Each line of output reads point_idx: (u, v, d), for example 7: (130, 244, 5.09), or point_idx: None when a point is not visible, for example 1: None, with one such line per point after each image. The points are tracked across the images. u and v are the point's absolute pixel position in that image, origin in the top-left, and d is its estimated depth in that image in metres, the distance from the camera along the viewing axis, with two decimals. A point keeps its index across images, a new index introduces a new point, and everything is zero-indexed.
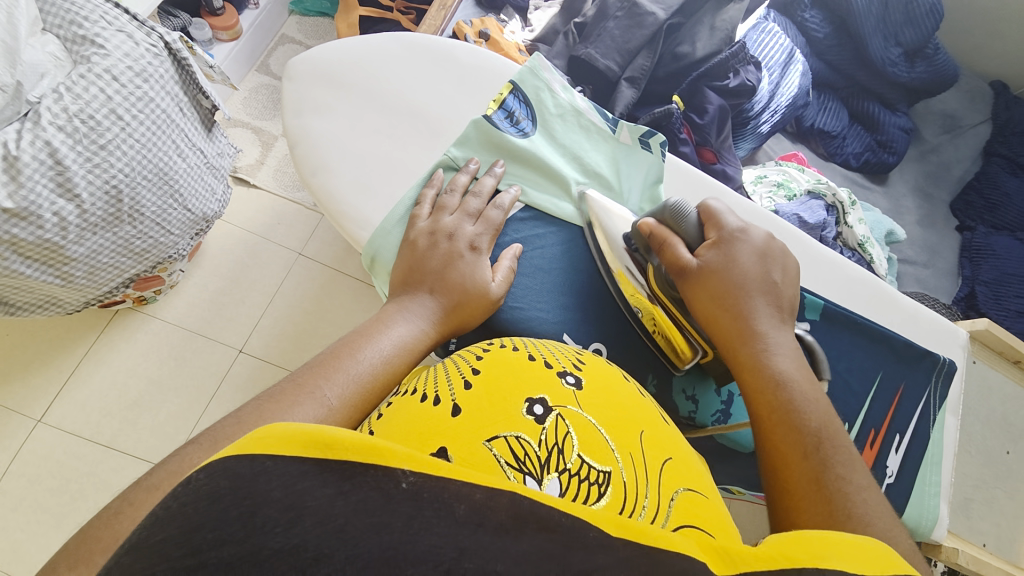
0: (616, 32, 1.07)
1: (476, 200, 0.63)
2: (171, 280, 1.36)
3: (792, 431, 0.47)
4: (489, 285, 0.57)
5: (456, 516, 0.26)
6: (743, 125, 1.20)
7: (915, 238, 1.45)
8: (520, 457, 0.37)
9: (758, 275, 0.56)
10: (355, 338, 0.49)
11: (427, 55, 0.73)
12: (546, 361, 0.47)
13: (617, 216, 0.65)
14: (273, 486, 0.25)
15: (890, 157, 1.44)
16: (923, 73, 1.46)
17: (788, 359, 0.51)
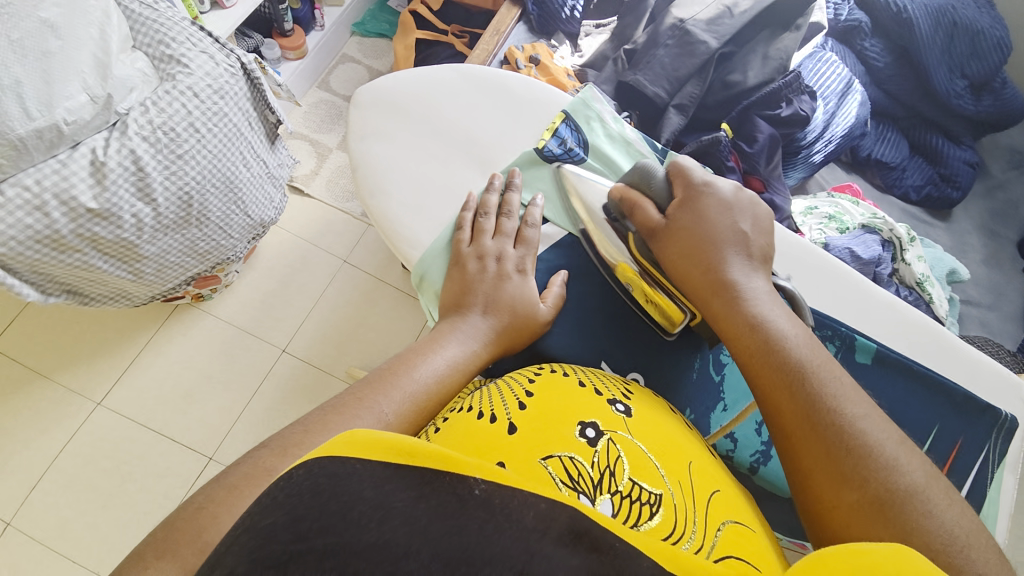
0: (666, 59, 1.07)
1: (510, 221, 0.64)
2: (226, 280, 1.44)
3: (777, 368, 0.48)
4: (538, 310, 0.59)
5: (525, 523, 0.29)
6: (794, 154, 1.18)
7: (980, 279, 1.37)
8: (574, 477, 0.39)
9: (725, 224, 0.58)
10: (411, 355, 0.51)
11: (483, 85, 0.76)
12: (596, 388, 0.50)
13: (597, 188, 0.69)
14: (364, 487, 0.28)
15: (953, 191, 1.37)
16: (992, 105, 1.39)
17: (763, 301, 0.53)
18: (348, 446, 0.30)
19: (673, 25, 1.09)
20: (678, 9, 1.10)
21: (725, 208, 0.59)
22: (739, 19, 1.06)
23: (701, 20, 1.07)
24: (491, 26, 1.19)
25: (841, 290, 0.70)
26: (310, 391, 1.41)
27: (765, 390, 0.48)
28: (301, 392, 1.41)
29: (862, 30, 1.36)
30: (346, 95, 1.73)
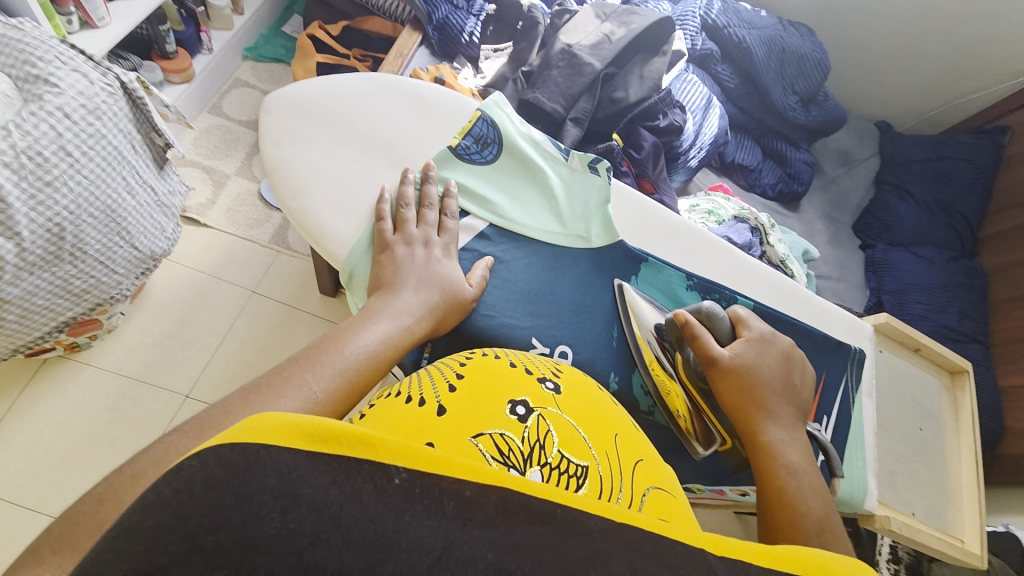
0: (559, 79, 1.19)
1: (432, 212, 0.66)
2: (110, 323, 1.29)
3: (796, 516, 0.54)
4: (465, 292, 0.62)
5: (445, 510, 0.27)
6: (675, 160, 1.36)
7: (827, 257, 1.67)
8: (505, 452, 0.41)
9: (781, 375, 0.64)
10: (340, 332, 0.52)
11: (398, 93, 0.77)
12: (527, 368, 0.52)
13: (645, 308, 0.71)
14: (268, 475, 0.25)
15: (798, 186, 1.68)
16: (818, 116, 1.71)
17: (796, 450, 0.59)
18: (254, 430, 0.27)
19: (562, 50, 1.21)
20: (565, 36, 1.23)
21: (783, 358, 0.65)
22: (616, 45, 1.21)
23: (586, 46, 1.21)
24: (395, 49, 1.26)
25: (729, 263, 0.79)
26: None
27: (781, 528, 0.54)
28: None
29: (714, 58, 1.61)
30: (242, 119, 1.65)
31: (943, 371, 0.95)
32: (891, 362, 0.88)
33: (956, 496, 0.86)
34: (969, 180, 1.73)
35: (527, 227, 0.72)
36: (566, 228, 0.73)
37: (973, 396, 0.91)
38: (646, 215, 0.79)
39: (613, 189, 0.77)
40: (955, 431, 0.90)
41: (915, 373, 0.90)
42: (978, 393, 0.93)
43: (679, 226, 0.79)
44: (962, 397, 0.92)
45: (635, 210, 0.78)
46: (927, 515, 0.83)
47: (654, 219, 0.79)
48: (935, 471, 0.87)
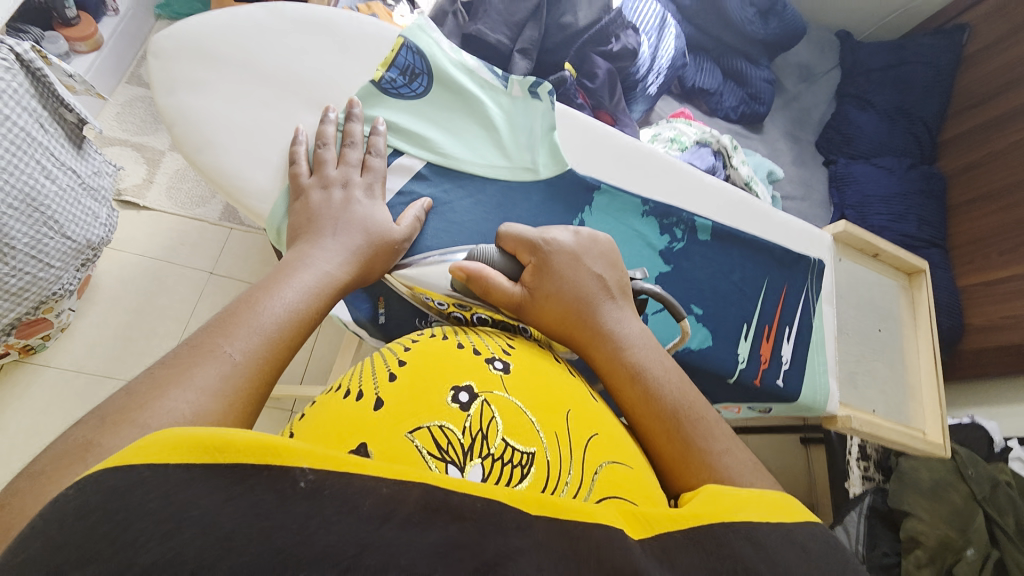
0: (502, 7, 1.10)
1: (354, 150, 0.56)
2: (61, 322, 1.22)
3: (665, 427, 0.45)
4: (393, 233, 0.54)
5: (359, 512, 0.25)
6: (633, 88, 1.31)
7: (792, 177, 1.67)
8: (442, 446, 0.37)
9: (582, 276, 0.53)
10: (254, 293, 0.42)
11: (305, 22, 0.61)
12: (476, 347, 0.47)
13: (436, 276, 0.57)
14: (151, 497, 0.23)
15: (760, 106, 1.64)
16: (777, 29, 1.65)
17: (636, 343, 0.50)
18: (145, 451, 0.25)
19: None
20: None
21: (574, 258, 0.55)
22: None
23: None
24: None
25: (687, 185, 0.73)
26: None
27: (655, 442, 0.46)
28: None
29: None
30: None
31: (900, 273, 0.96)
32: (852, 269, 0.89)
33: (916, 391, 0.90)
34: (929, 84, 1.72)
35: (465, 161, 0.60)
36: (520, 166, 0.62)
37: (929, 294, 0.93)
38: (595, 140, 0.68)
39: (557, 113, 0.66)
40: (912, 329, 0.93)
41: (875, 278, 0.91)
42: (933, 290, 0.96)
43: (630, 152, 0.70)
44: (919, 296, 0.94)
45: (585, 134, 0.67)
46: (887, 410, 0.86)
47: (599, 148, 0.69)
48: (893, 369, 0.89)
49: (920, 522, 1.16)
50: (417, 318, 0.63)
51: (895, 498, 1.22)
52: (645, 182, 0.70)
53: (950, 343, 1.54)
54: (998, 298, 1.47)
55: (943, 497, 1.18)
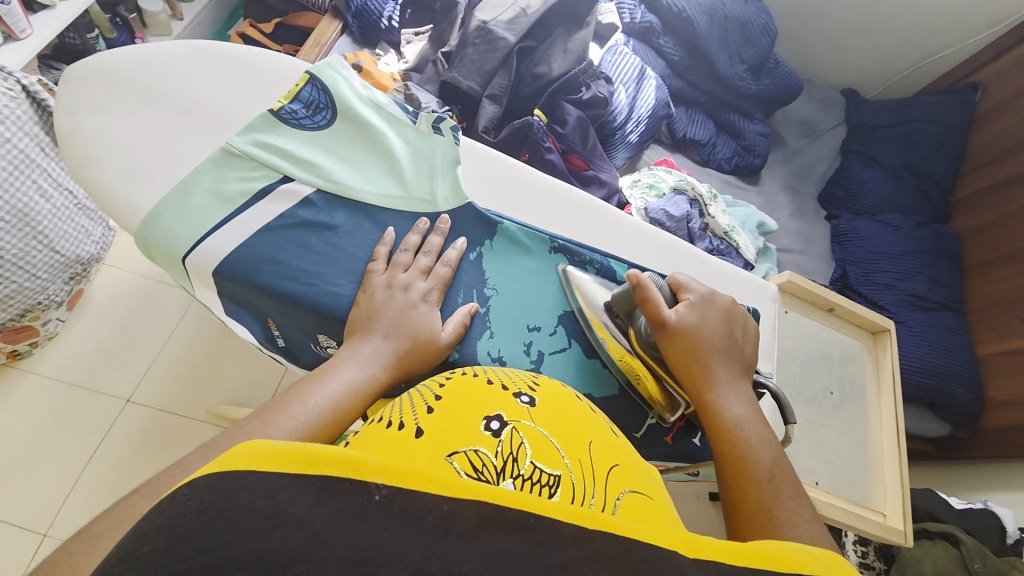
0: (475, 56, 1.15)
1: (426, 257, 0.59)
2: (47, 331, 1.28)
3: (746, 474, 0.50)
4: (439, 336, 0.55)
5: (425, 523, 0.27)
6: (611, 136, 1.32)
7: (790, 230, 1.60)
8: (479, 467, 0.37)
9: (721, 333, 0.59)
10: (304, 383, 0.46)
11: (219, 59, 0.64)
12: (504, 384, 0.48)
13: (597, 288, 0.64)
14: (256, 497, 0.26)
15: (754, 158, 1.61)
16: (771, 85, 1.64)
17: (741, 404, 0.55)
18: (242, 459, 0.28)
19: (478, 27, 1.15)
20: (481, 13, 1.17)
21: (724, 317, 0.60)
22: (532, 18, 1.17)
23: (502, 21, 1.15)
24: (312, 39, 1.24)
25: (601, 224, 0.72)
26: (162, 438, 1.27)
27: (736, 488, 0.50)
28: (155, 441, 1.27)
29: (655, 30, 1.55)
30: None
31: (864, 331, 0.92)
32: (801, 322, 0.86)
33: (874, 463, 0.86)
34: (940, 141, 1.64)
35: (357, 188, 0.61)
36: (412, 198, 0.63)
37: (894, 356, 0.89)
38: (498, 176, 0.69)
39: (463, 147, 0.68)
40: (877, 391, 0.89)
41: (829, 335, 0.88)
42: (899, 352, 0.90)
43: (541, 189, 0.70)
44: (883, 358, 0.89)
45: (488, 169, 0.69)
46: (835, 485, 0.82)
47: (507, 182, 0.69)
48: (849, 438, 0.85)
49: None
50: (310, 342, 0.61)
51: None
52: (550, 219, 0.70)
53: (970, 418, 1.39)
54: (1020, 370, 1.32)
55: None
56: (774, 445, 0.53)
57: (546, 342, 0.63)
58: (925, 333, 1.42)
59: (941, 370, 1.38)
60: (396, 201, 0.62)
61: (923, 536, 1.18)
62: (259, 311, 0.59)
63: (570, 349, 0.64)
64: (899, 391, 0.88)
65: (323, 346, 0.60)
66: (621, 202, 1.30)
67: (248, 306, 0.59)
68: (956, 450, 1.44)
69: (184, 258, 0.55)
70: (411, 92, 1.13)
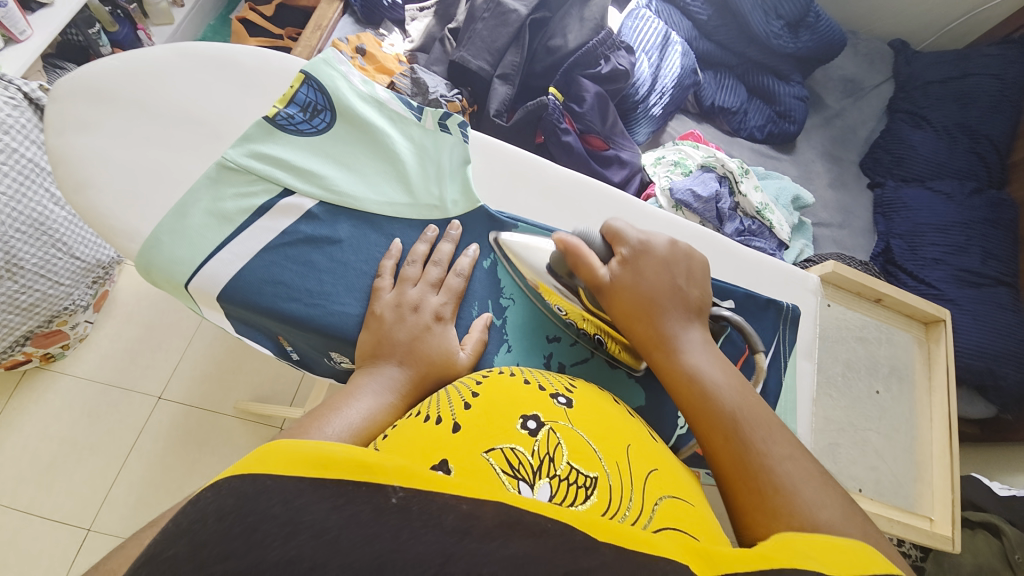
0: (484, 32, 1.07)
1: (436, 268, 0.55)
2: (78, 333, 1.31)
3: (711, 427, 0.43)
4: (456, 356, 0.51)
5: (444, 525, 0.26)
6: (633, 111, 1.23)
7: (828, 202, 1.49)
8: (515, 465, 0.35)
9: (664, 278, 0.51)
10: (322, 409, 0.44)
11: (210, 62, 0.60)
12: (541, 381, 0.45)
13: (537, 251, 0.58)
14: (273, 503, 0.26)
15: (790, 126, 1.49)
16: (810, 41, 1.49)
17: (699, 350, 0.48)
18: (263, 461, 0.27)
19: None
20: None
21: (665, 261, 0.53)
22: None
23: None
24: (312, 22, 1.17)
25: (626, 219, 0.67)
26: (194, 434, 1.30)
27: (710, 445, 0.43)
28: (184, 437, 1.30)
29: None
30: None
31: (916, 322, 0.85)
32: (843, 315, 0.80)
33: (921, 464, 0.80)
34: (999, 98, 1.48)
35: (360, 198, 0.57)
36: (420, 204, 0.58)
37: (949, 349, 0.82)
38: (512, 176, 0.64)
39: (473, 145, 0.63)
40: (928, 385, 0.83)
41: (878, 327, 0.82)
42: (955, 344, 0.84)
43: (557, 185, 0.65)
44: (937, 351, 0.83)
45: (501, 168, 0.64)
46: (879, 491, 0.77)
47: (519, 177, 0.64)
48: (893, 439, 0.80)
49: None
50: (324, 358, 0.58)
51: None
52: (569, 216, 0.64)
53: (1020, 401, 1.30)
54: None
55: None
56: (745, 388, 0.45)
57: (566, 353, 0.59)
58: (976, 310, 1.31)
59: (992, 350, 1.28)
60: (403, 210, 0.58)
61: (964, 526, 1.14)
62: (268, 331, 0.56)
63: (593, 360, 0.60)
64: (954, 387, 0.82)
65: (337, 362, 0.57)
66: (644, 181, 1.22)
67: (258, 327, 0.56)
68: (1001, 434, 1.37)
69: (186, 284, 0.53)
70: (418, 76, 1.06)
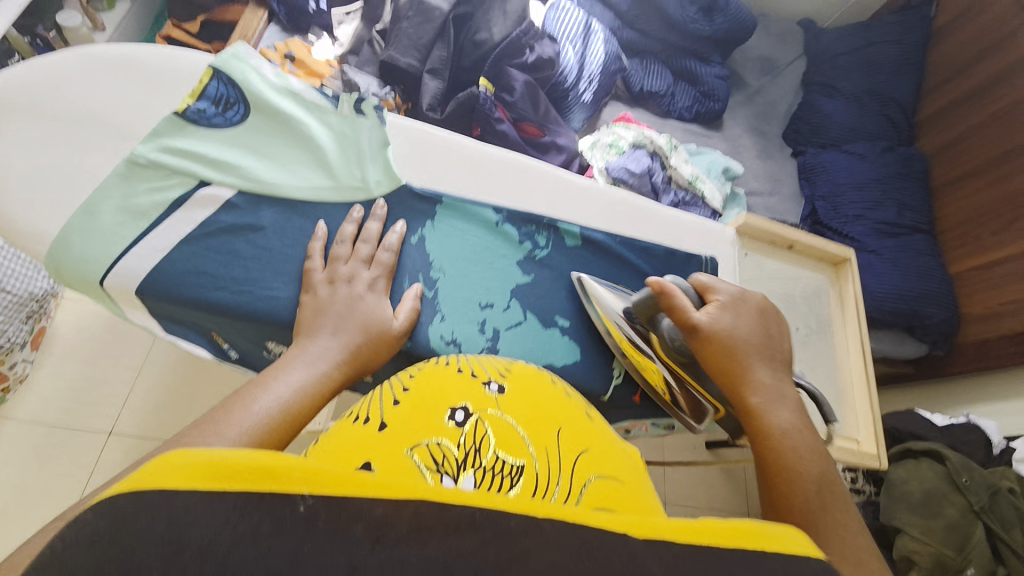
0: (410, 31, 1.09)
1: (366, 246, 0.57)
2: (19, 373, 1.25)
3: (793, 479, 0.51)
4: (389, 324, 0.54)
5: (352, 535, 0.27)
6: (565, 98, 1.29)
7: (757, 172, 1.58)
8: (438, 460, 0.37)
9: (758, 340, 0.59)
10: (251, 386, 0.44)
11: (112, 67, 0.58)
12: (474, 371, 0.47)
13: (610, 295, 0.64)
14: (161, 522, 0.25)
15: (715, 104, 1.58)
16: (723, 25, 1.58)
17: (786, 409, 0.56)
18: (155, 474, 0.27)
19: None
20: None
21: (759, 322, 0.61)
22: None
23: None
24: (238, 33, 1.16)
25: (550, 188, 0.70)
26: None
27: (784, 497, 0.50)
28: None
29: None
30: None
31: (827, 264, 0.93)
32: (762, 263, 0.87)
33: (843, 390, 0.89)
34: (898, 65, 1.62)
35: (282, 185, 0.58)
36: (340, 185, 0.60)
37: (855, 285, 0.91)
38: (433, 154, 0.65)
39: (390, 125, 0.64)
40: (844, 319, 0.92)
41: (792, 271, 0.89)
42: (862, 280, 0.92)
43: (478, 159, 0.67)
44: (846, 288, 0.92)
45: (422, 148, 0.65)
46: None
47: (438, 157, 0.65)
48: (818, 370, 0.89)
49: (911, 539, 1.09)
50: (262, 351, 0.60)
51: (885, 514, 1.15)
52: (492, 188, 0.67)
53: (947, 336, 1.42)
54: (995, 283, 1.34)
55: (936, 511, 1.10)
56: (818, 453, 0.54)
57: (500, 318, 0.62)
58: (896, 258, 1.43)
59: (916, 294, 1.39)
60: (326, 193, 0.59)
61: (908, 456, 1.22)
62: (201, 328, 0.59)
63: (527, 321, 0.63)
64: (864, 317, 0.90)
65: (275, 353, 0.59)
66: (584, 165, 1.27)
67: (188, 324, 0.59)
68: (936, 369, 1.48)
69: (101, 282, 0.55)
70: (349, 77, 1.08)
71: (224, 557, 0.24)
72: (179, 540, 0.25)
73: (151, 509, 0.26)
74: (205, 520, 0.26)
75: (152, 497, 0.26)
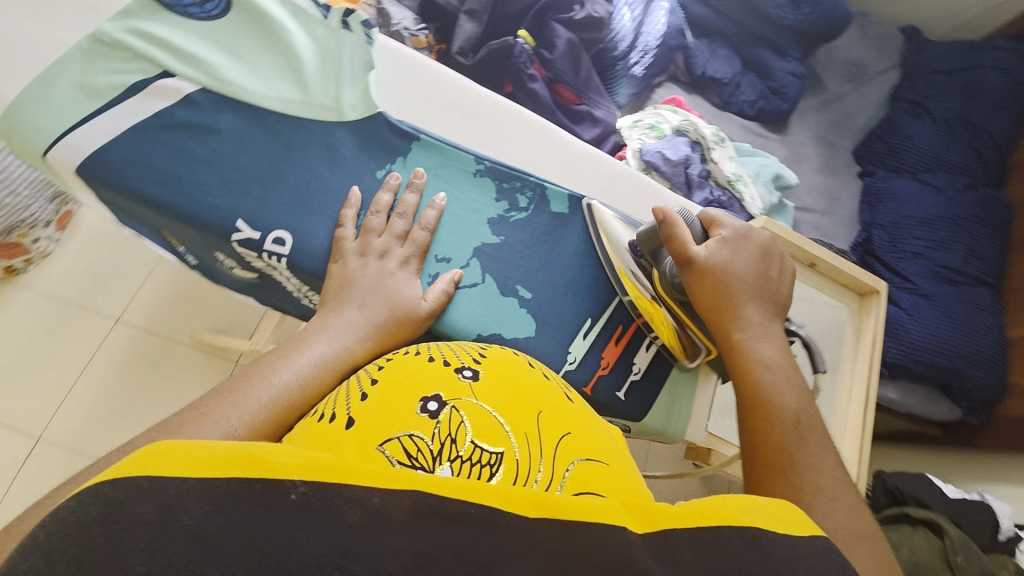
0: None
1: (401, 221, 0.59)
2: (41, 249, 1.31)
3: (769, 410, 0.53)
4: (419, 304, 0.56)
5: (348, 523, 0.25)
6: (612, 67, 1.18)
7: (813, 186, 1.41)
8: (414, 454, 0.34)
9: (754, 276, 0.61)
10: (272, 359, 0.47)
11: None
12: (446, 358, 0.44)
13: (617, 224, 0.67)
14: (147, 506, 0.23)
15: (782, 103, 1.42)
16: (811, 15, 1.41)
17: (771, 346, 0.58)
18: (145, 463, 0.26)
19: None
20: None
21: (756, 262, 0.62)
22: None
23: None
24: None
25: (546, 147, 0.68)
26: (149, 360, 1.32)
27: (757, 429, 0.53)
28: (141, 361, 1.31)
29: None
30: None
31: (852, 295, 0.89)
32: None
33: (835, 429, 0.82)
34: (1006, 94, 1.41)
35: (249, 89, 0.57)
36: (310, 99, 0.59)
37: (877, 322, 0.86)
38: (431, 83, 0.64)
39: (379, 48, 0.62)
40: (853, 359, 0.87)
41: (810, 293, 0.85)
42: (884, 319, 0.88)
43: (474, 99, 0.65)
44: (867, 322, 0.87)
45: (412, 80, 0.63)
46: None
47: (433, 93, 0.64)
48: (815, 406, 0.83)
49: None
50: (214, 261, 0.61)
51: None
52: (483, 133, 0.66)
53: (986, 405, 1.26)
54: None
55: None
56: (799, 390, 0.56)
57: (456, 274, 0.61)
58: (948, 308, 1.27)
59: (960, 351, 1.24)
60: (296, 104, 0.58)
61: (904, 522, 1.11)
62: (152, 226, 0.58)
63: (483, 284, 0.62)
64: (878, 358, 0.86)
65: (225, 264, 0.61)
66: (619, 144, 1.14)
67: (141, 220, 0.58)
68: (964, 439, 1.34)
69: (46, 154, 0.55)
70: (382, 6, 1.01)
71: (209, 538, 0.23)
72: (161, 527, 0.23)
73: (139, 492, 0.24)
74: (190, 506, 0.24)
75: (140, 483, 0.24)
